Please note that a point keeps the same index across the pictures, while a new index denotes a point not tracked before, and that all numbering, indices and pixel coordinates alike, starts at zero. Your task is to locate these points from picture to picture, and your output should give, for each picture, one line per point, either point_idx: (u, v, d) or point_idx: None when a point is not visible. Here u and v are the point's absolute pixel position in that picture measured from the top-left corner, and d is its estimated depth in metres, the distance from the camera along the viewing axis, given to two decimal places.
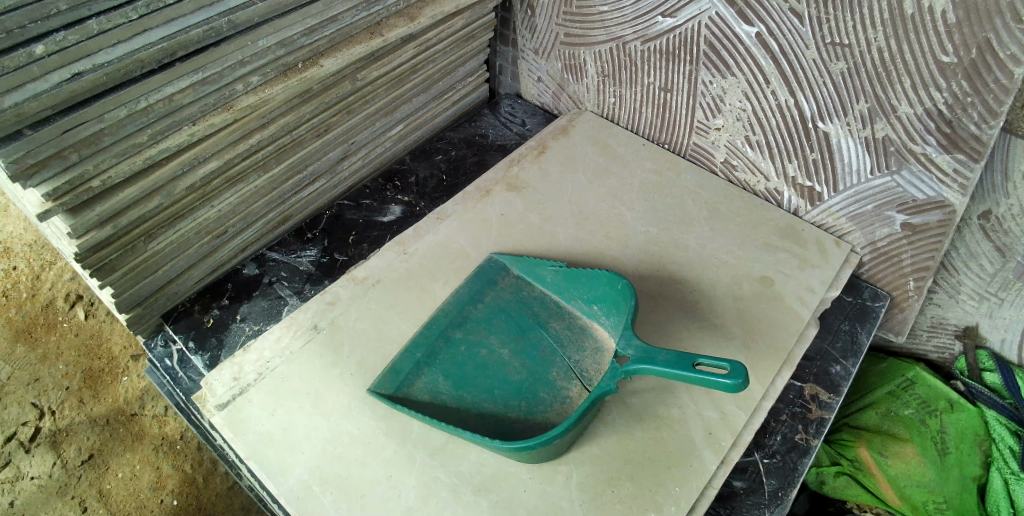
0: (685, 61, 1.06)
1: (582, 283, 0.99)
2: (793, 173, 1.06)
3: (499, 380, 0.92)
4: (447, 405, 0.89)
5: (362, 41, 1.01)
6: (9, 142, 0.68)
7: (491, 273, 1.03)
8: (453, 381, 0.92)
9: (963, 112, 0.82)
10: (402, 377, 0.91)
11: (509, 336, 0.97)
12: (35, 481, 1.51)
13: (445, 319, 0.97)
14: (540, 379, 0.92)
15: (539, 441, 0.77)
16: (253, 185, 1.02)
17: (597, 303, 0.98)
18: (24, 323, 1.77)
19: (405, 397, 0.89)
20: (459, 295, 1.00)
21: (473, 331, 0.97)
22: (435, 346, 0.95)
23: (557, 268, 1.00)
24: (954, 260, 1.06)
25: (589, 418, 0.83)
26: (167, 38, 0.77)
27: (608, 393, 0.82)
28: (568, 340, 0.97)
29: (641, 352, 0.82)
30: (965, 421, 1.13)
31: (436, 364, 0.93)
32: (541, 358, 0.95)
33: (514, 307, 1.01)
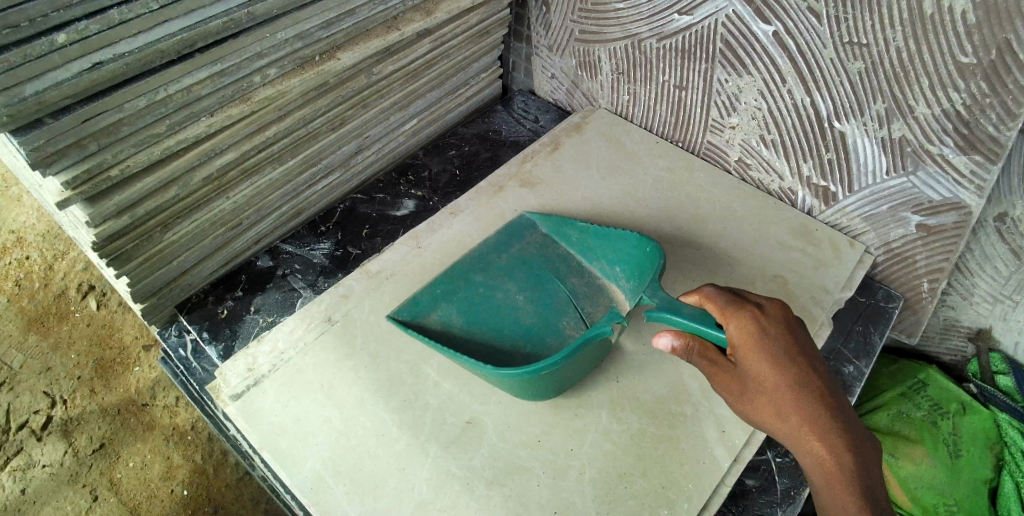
0: (701, 59, 1.06)
1: (607, 245, 1.02)
2: (808, 173, 1.05)
3: (511, 322, 0.97)
4: (459, 338, 0.94)
5: (379, 35, 1.02)
6: (29, 131, 0.69)
7: (520, 228, 1.07)
8: (467, 318, 0.96)
9: (981, 112, 0.82)
10: (420, 308, 0.95)
11: (527, 285, 1.01)
12: (46, 469, 1.53)
13: (468, 262, 1.01)
14: (550, 326, 0.97)
15: (535, 368, 0.79)
16: (268, 177, 1.02)
17: (620, 265, 1.00)
18: (36, 312, 1.78)
19: (420, 326, 0.94)
20: (487, 244, 1.03)
21: (493, 277, 1.01)
22: (456, 285, 0.99)
23: (584, 226, 1.03)
24: (968, 262, 1.05)
25: (585, 359, 0.86)
26: (187, 29, 0.77)
27: (603, 336, 0.86)
28: (584, 295, 1.01)
29: (666, 303, 0.83)
30: (977, 424, 1.13)
31: (453, 301, 0.97)
32: (554, 307, 0.99)
33: (536, 261, 1.04)
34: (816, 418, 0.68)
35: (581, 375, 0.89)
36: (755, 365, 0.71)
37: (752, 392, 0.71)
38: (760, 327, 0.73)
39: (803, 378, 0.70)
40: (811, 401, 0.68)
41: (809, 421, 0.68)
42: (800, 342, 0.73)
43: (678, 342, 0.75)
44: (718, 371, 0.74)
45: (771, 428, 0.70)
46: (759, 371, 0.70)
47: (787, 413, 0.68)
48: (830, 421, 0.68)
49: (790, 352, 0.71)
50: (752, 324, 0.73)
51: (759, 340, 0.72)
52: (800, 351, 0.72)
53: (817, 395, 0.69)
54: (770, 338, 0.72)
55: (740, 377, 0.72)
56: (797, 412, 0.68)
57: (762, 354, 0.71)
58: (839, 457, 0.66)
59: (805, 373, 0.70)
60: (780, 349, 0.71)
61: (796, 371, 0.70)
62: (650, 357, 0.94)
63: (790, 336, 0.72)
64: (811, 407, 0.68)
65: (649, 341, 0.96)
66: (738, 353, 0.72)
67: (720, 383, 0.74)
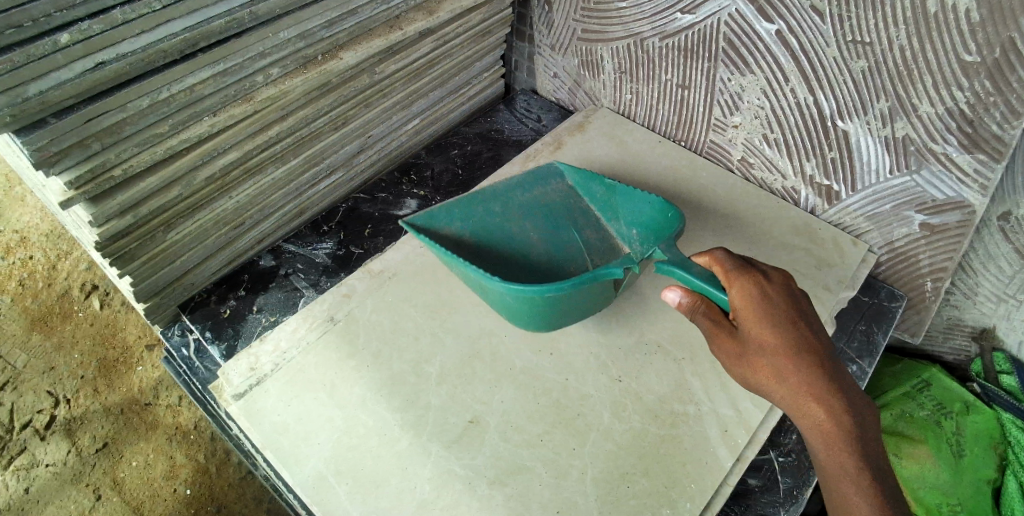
0: (704, 58, 1.05)
1: (630, 206, 1.01)
2: (811, 171, 1.05)
3: (518, 255, 0.98)
4: (466, 255, 0.95)
5: (382, 35, 1.02)
6: (33, 131, 0.69)
7: (548, 175, 1.07)
8: (477, 240, 0.98)
9: (985, 111, 0.81)
10: (436, 221, 0.96)
11: (543, 227, 1.02)
12: (49, 469, 1.53)
13: (490, 192, 1.02)
14: (555, 267, 0.98)
15: (545, 288, 0.80)
16: (271, 177, 1.02)
17: (638, 229, 1.00)
18: (40, 311, 1.79)
19: (430, 237, 0.95)
20: (513, 180, 1.04)
21: (511, 211, 1.02)
22: (474, 208, 1.00)
23: (612, 184, 1.03)
24: (972, 261, 1.05)
25: (590, 294, 0.86)
26: (189, 29, 0.77)
27: (613, 278, 0.85)
28: (596, 248, 1.01)
29: (678, 259, 0.82)
30: (981, 423, 1.13)
31: (467, 224, 0.98)
32: (564, 253, 1.00)
33: (556, 207, 1.04)
34: (816, 383, 0.68)
35: (579, 313, 0.89)
36: (755, 328, 0.70)
37: (751, 355, 0.71)
38: (763, 293, 0.72)
39: (803, 343, 0.70)
40: (810, 364, 0.69)
41: (807, 383, 0.68)
42: (801, 305, 0.73)
43: (685, 297, 0.75)
44: (719, 333, 0.73)
45: (771, 391, 0.70)
46: (759, 334, 0.70)
47: (786, 375, 0.69)
48: (830, 385, 0.68)
49: (790, 315, 0.71)
50: (755, 288, 0.72)
51: (760, 303, 0.71)
52: (800, 315, 0.72)
53: (817, 360, 0.69)
54: (772, 303, 0.71)
55: (740, 340, 0.72)
56: (796, 375, 0.68)
57: (764, 319, 0.70)
58: (838, 419, 0.67)
59: (803, 336, 0.70)
60: (782, 314, 0.71)
61: (796, 333, 0.70)
62: (652, 356, 0.94)
63: (791, 300, 0.73)
64: (811, 372, 0.68)
65: (651, 341, 0.95)
66: (740, 316, 0.72)
67: (720, 346, 0.74)
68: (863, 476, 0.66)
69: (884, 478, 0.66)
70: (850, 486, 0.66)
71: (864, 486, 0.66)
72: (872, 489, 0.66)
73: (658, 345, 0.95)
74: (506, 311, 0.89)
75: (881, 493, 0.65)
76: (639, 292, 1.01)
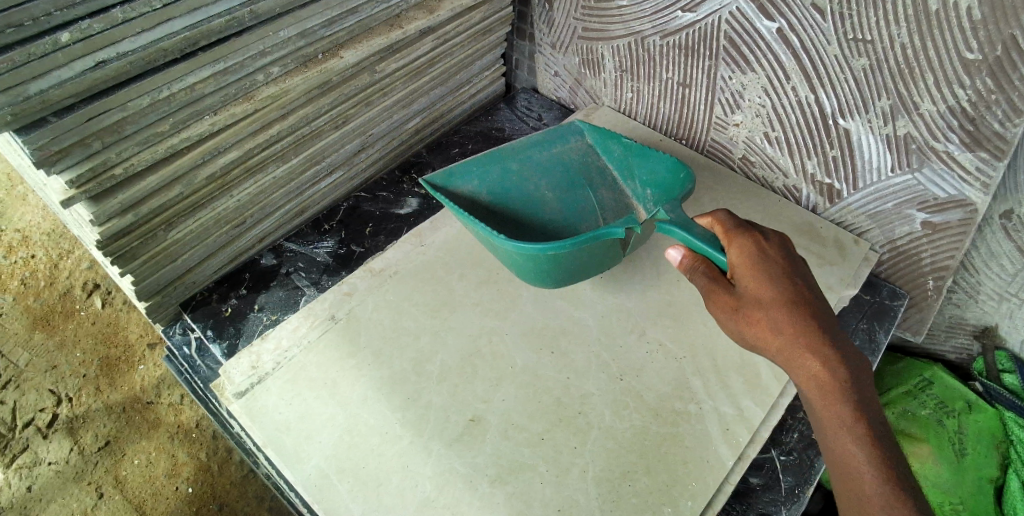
0: (705, 56, 1.05)
1: (645, 166, 1.05)
2: (812, 170, 1.05)
3: (533, 212, 1.05)
4: (483, 211, 1.02)
5: (382, 33, 1.02)
6: (34, 129, 0.69)
7: (567, 134, 1.11)
8: (493, 197, 1.04)
9: (987, 109, 0.81)
10: (454, 179, 1.01)
11: (559, 186, 1.07)
12: (52, 467, 1.53)
13: (508, 151, 1.07)
14: (569, 224, 1.05)
15: (547, 246, 0.84)
16: (272, 175, 1.02)
17: (652, 188, 1.04)
18: (42, 310, 1.79)
19: (451, 194, 1.01)
20: (532, 139, 1.09)
21: (529, 170, 1.08)
22: (492, 167, 1.05)
23: (629, 144, 1.06)
24: (974, 259, 1.05)
25: (595, 252, 0.90)
26: (189, 28, 0.77)
27: (613, 238, 0.88)
28: (610, 206, 1.07)
29: (680, 220, 0.86)
30: (983, 422, 1.12)
31: (486, 181, 1.04)
32: (577, 211, 1.06)
33: (574, 166, 1.10)
34: (810, 334, 0.69)
35: (587, 269, 0.93)
36: (753, 281, 0.72)
37: (748, 308, 0.72)
38: (761, 249, 0.75)
39: (799, 297, 0.72)
40: (806, 316, 0.70)
41: (804, 334, 0.69)
42: (797, 266, 0.75)
43: (686, 256, 0.77)
44: (717, 290, 0.74)
45: (767, 345, 0.71)
46: (756, 287, 0.72)
47: (782, 327, 0.70)
48: (825, 336, 0.69)
49: (786, 272, 0.73)
50: (752, 245, 0.75)
51: (758, 259, 0.74)
52: (796, 274, 0.74)
53: (812, 312, 0.71)
54: (769, 258, 0.74)
55: (738, 295, 0.73)
56: (792, 326, 0.70)
57: (760, 273, 0.73)
58: (832, 369, 0.68)
59: (799, 292, 0.72)
60: (777, 269, 0.73)
61: (792, 289, 0.72)
62: (653, 355, 0.94)
63: (787, 260, 0.75)
64: (805, 323, 0.70)
65: (652, 339, 0.95)
66: (738, 272, 0.74)
67: (716, 303, 0.74)
68: (859, 427, 0.66)
69: (881, 430, 0.66)
70: (847, 436, 0.66)
71: (862, 437, 0.66)
72: (869, 439, 0.65)
73: (659, 344, 0.95)
74: (516, 268, 0.94)
75: (879, 444, 0.65)
76: (641, 289, 1.02)
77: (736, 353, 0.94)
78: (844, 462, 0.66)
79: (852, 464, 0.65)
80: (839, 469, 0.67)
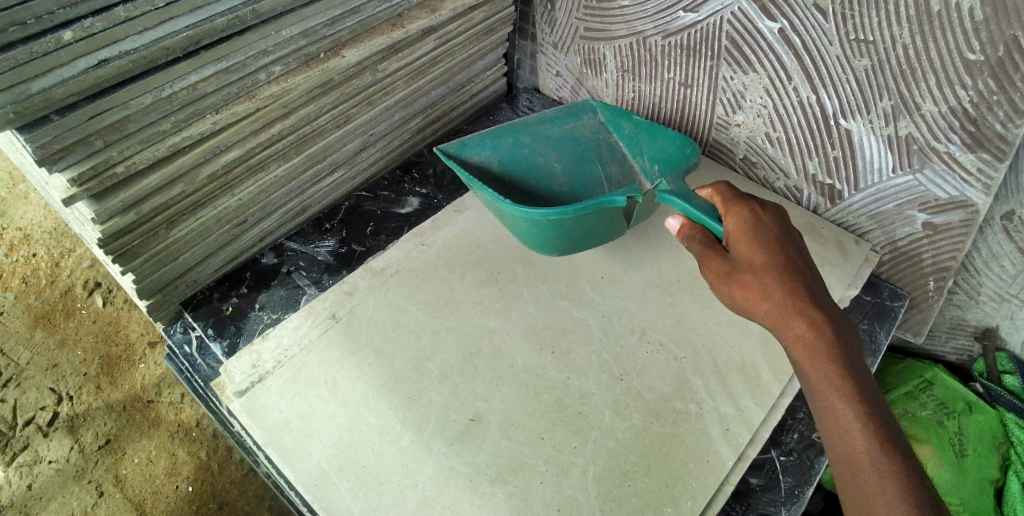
0: (707, 56, 1.05)
1: (654, 142, 1.12)
2: (814, 170, 1.05)
3: (542, 184, 1.11)
4: (494, 180, 1.08)
5: (384, 33, 1.02)
6: (36, 127, 0.69)
7: (580, 111, 1.17)
8: (504, 168, 1.10)
9: (988, 110, 0.81)
10: (467, 149, 1.07)
11: (568, 160, 1.13)
12: (52, 465, 1.53)
13: (521, 125, 1.12)
14: (576, 196, 1.11)
15: (550, 212, 0.90)
16: (274, 174, 1.02)
17: (659, 164, 1.11)
18: (43, 309, 1.79)
19: (463, 163, 1.07)
20: (545, 115, 1.14)
21: (541, 143, 1.13)
22: (504, 140, 1.10)
23: (639, 121, 1.12)
24: (975, 261, 1.04)
25: (597, 218, 0.95)
26: (192, 26, 0.77)
27: (614, 206, 0.93)
28: (617, 180, 1.13)
29: (680, 190, 0.92)
30: (984, 424, 1.12)
31: (498, 152, 1.10)
32: (585, 185, 1.12)
33: (584, 142, 1.15)
34: (798, 295, 0.73)
35: (586, 238, 0.99)
36: (746, 248, 0.79)
37: (739, 271, 0.77)
38: (756, 220, 0.81)
39: (789, 267, 0.77)
40: (794, 280, 0.75)
41: (790, 295, 0.74)
42: (792, 240, 0.81)
43: (684, 226, 0.86)
44: (711, 256, 0.81)
45: (755, 306, 0.75)
46: (747, 252, 0.78)
47: (770, 288, 0.74)
48: (813, 302, 0.73)
49: (779, 243, 0.79)
50: (749, 215, 0.82)
51: (752, 229, 0.80)
52: (789, 247, 0.79)
53: (801, 280, 0.75)
54: (763, 229, 0.80)
55: (730, 261, 0.79)
56: (779, 287, 0.74)
57: (753, 240, 0.79)
58: (817, 327, 0.71)
59: (789, 260, 0.77)
60: (770, 239, 0.79)
61: (783, 257, 0.77)
62: (654, 355, 0.94)
63: (782, 234, 0.80)
64: (794, 288, 0.74)
65: (652, 339, 0.95)
66: (732, 240, 0.81)
67: (710, 268, 0.80)
68: (847, 384, 0.67)
69: (869, 390, 0.67)
70: (835, 393, 0.67)
71: (849, 394, 0.67)
72: (856, 394, 0.67)
73: (660, 343, 0.95)
74: (523, 234, 0.99)
75: (866, 400, 0.66)
76: (642, 288, 1.01)
77: (736, 354, 0.94)
78: (832, 419, 0.67)
79: (840, 419, 0.66)
80: (829, 428, 0.67)
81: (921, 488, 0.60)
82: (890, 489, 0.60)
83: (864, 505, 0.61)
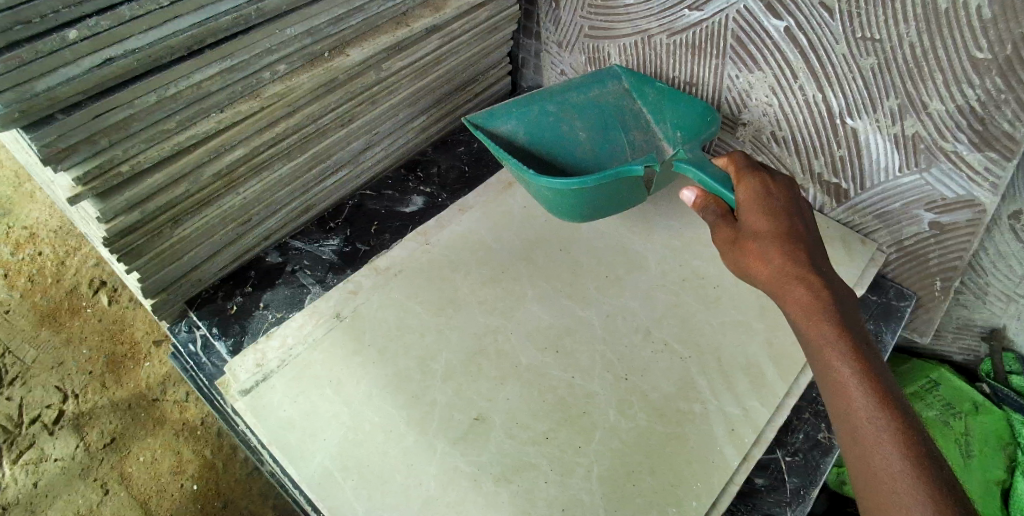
0: (712, 55, 1.05)
1: (675, 109, 1.13)
2: (819, 170, 1.04)
3: (567, 152, 1.13)
4: (519, 150, 1.11)
5: (388, 32, 1.02)
6: (42, 126, 0.69)
7: (605, 78, 1.17)
8: (531, 137, 1.12)
9: (996, 109, 0.81)
10: (494, 119, 1.10)
11: (593, 128, 1.15)
12: (58, 463, 1.54)
13: (546, 93, 1.14)
14: (599, 162, 1.13)
15: (570, 182, 0.92)
16: (277, 173, 1.02)
17: (681, 130, 1.12)
18: (49, 307, 1.80)
19: (491, 133, 1.10)
20: (570, 83, 1.15)
21: (566, 111, 1.14)
22: (531, 108, 1.12)
23: (662, 88, 1.13)
24: (982, 261, 1.04)
25: (616, 188, 0.96)
26: (196, 25, 0.77)
27: (632, 175, 0.94)
28: (640, 146, 1.15)
29: (697, 160, 0.92)
30: (989, 423, 1.13)
31: (524, 121, 1.12)
32: (610, 152, 1.14)
33: (609, 108, 1.16)
34: (798, 261, 0.74)
35: (606, 205, 1.00)
36: (751, 216, 0.79)
37: (743, 239, 0.78)
38: (763, 189, 0.81)
39: (791, 234, 0.77)
40: (794, 246, 0.75)
41: (791, 260, 0.74)
42: (797, 208, 0.81)
43: (698, 197, 0.86)
44: (722, 225, 0.82)
45: (758, 272, 0.76)
46: (752, 220, 0.79)
47: (770, 254, 0.75)
48: (812, 267, 0.74)
49: (783, 209, 0.79)
50: (757, 184, 0.82)
51: (758, 197, 0.80)
52: (794, 213, 0.79)
53: (802, 247, 0.76)
54: (770, 197, 0.80)
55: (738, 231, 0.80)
56: (780, 252, 0.75)
57: (758, 208, 0.79)
58: (816, 291, 0.72)
59: (792, 227, 0.77)
60: (776, 206, 0.79)
61: (785, 223, 0.78)
62: (658, 355, 0.93)
63: (789, 201, 0.80)
64: (793, 253, 0.75)
65: (657, 339, 0.95)
66: (740, 208, 0.81)
67: (719, 237, 0.82)
68: (844, 342, 0.67)
69: (869, 351, 0.67)
70: (832, 353, 0.67)
71: (847, 353, 0.67)
72: (855, 355, 0.66)
73: (664, 343, 0.95)
74: (547, 203, 1.01)
75: (864, 359, 0.66)
76: (647, 287, 1.01)
77: (741, 354, 0.94)
78: (830, 378, 0.67)
79: (837, 377, 0.66)
80: (827, 388, 0.67)
81: (921, 442, 0.60)
82: (888, 444, 0.60)
83: (863, 461, 0.61)
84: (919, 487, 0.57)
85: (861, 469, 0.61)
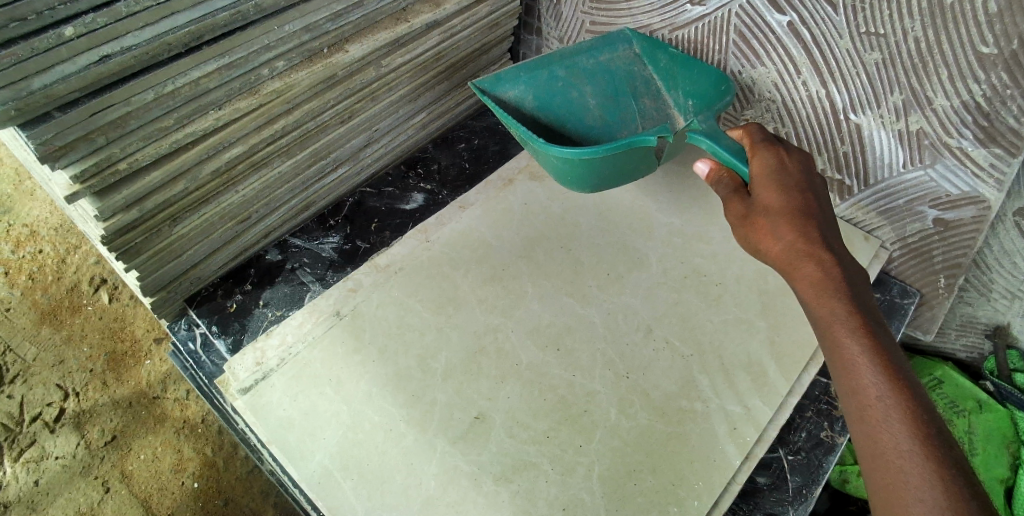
0: (714, 50, 1.04)
1: (687, 76, 1.06)
2: (823, 166, 1.02)
3: (575, 119, 1.10)
4: (527, 117, 1.09)
5: (387, 27, 1.01)
6: (38, 124, 0.69)
7: (617, 41, 1.11)
8: (538, 103, 1.09)
9: (1002, 104, 0.80)
10: (501, 84, 1.07)
11: (604, 94, 1.10)
12: (59, 461, 1.54)
13: (554, 56, 1.09)
14: (608, 130, 1.10)
15: (581, 151, 0.90)
16: (277, 170, 1.01)
17: (693, 99, 1.06)
18: (49, 305, 1.80)
19: (497, 99, 1.07)
20: (580, 45, 1.10)
21: (576, 76, 1.10)
22: (539, 73, 1.08)
23: (674, 54, 1.06)
24: (987, 257, 1.03)
25: (626, 157, 0.95)
26: (194, 21, 0.77)
27: (645, 145, 0.93)
28: (651, 115, 1.10)
29: (711, 131, 0.92)
30: (993, 422, 1.12)
31: (532, 86, 1.08)
32: (619, 120, 1.10)
33: (620, 74, 1.11)
34: (809, 238, 0.73)
35: (616, 177, 1.00)
36: (765, 190, 0.78)
37: (753, 214, 0.78)
38: (778, 164, 0.80)
39: (803, 211, 0.76)
40: (807, 224, 0.75)
41: (803, 237, 0.73)
42: (812, 184, 0.79)
43: (712, 170, 0.85)
44: (733, 198, 0.82)
45: (768, 247, 0.76)
46: (765, 196, 0.78)
47: (782, 230, 0.75)
48: (825, 246, 0.73)
49: (798, 185, 0.78)
50: (772, 158, 0.80)
51: (772, 171, 0.79)
52: (807, 189, 0.78)
53: (814, 225, 0.75)
54: (784, 172, 0.79)
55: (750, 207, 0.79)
56: (793, 229, 0.74)
57: (772, 183, 0.78)
58: (827, 269, 0.71)
59: (806, 204, 0.77)
60: (789, 182, 0.78)
61: (799, 199, 0.77)
62: (659, 354, 0.93)
63: (803, 176, 0.79)
64: (805, 229, 0.74)
65: (658, 337, 0.94)
66: (753, 181, 0.80)
67: (730, 211, 0.81)
68: (855, 322, 0.67)
69: (881, 330, 0.67)
70: (842, 330, 0.67)
71: (857, 330, 0.66)
72: (865, 332, 0.66)
73: (665, 342, 0.94)
74: (556, 173, 1.00)
75: (875, 338, 0.65)
76: (648, 285, 1.00)
77: (743, 353, 0.93)
78: (840, 356, 0.66)
79: (847, 353, 0.65)
80: (837, 365, 0.66)
81: (929, 422, 0.59)
82: (897, 424, 0.59)
83: (870, 438, 0.61)
84: (928, 464, 0.56)
85: (867, 448, 0.61)
